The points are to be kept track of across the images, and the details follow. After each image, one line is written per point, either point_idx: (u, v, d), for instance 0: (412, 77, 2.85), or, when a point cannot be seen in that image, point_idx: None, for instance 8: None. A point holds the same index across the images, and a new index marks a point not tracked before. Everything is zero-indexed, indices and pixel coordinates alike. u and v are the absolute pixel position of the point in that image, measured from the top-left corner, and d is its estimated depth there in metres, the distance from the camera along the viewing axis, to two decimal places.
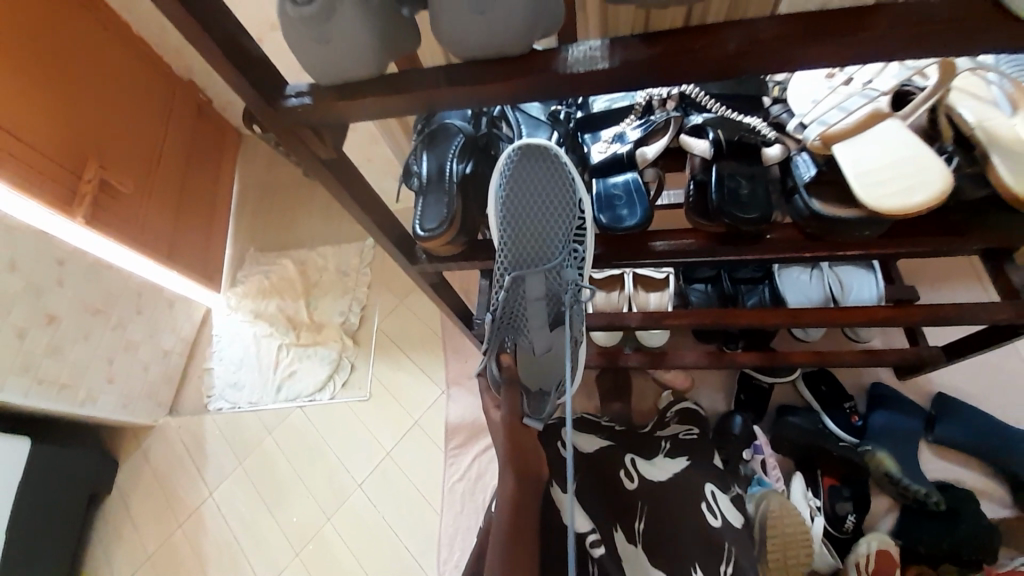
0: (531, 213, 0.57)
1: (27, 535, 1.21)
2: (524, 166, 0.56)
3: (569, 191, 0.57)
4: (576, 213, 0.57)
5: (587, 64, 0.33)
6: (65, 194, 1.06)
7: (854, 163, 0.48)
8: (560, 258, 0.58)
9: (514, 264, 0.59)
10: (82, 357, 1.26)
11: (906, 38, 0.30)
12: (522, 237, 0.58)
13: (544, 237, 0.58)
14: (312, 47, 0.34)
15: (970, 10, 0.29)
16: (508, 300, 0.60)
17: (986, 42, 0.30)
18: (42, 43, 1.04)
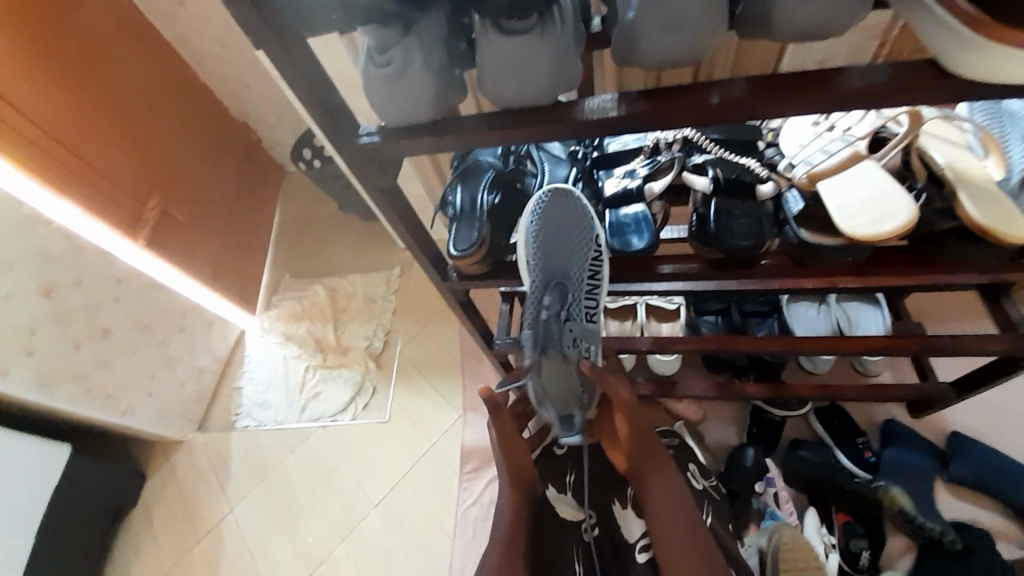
0: (556, 245, 0.64)
1: (56, 544, 1.23)
2: (549, 205, 0.64)
3: (588, 227, 0.64)
4: (593, 246, 0.65)
5: (600, 112, 0.41)
6: (132, 218, 1.20)
7: (835, 199, 0.55)
8: (580, 285, 0.66)
9: (543, 290, 0.65)
10: (128, 370, 1.32)
11: (855, 96, 0.37)
12: (549, 265, 0.64)
13: (567, 266, 0.65)
14: (386, 97, 0.44)
15: (905, 77, 0.36)
16: (537, 318, 0.64)
17: (925, 99, 0.37)
18: (122, 91, 1.21)
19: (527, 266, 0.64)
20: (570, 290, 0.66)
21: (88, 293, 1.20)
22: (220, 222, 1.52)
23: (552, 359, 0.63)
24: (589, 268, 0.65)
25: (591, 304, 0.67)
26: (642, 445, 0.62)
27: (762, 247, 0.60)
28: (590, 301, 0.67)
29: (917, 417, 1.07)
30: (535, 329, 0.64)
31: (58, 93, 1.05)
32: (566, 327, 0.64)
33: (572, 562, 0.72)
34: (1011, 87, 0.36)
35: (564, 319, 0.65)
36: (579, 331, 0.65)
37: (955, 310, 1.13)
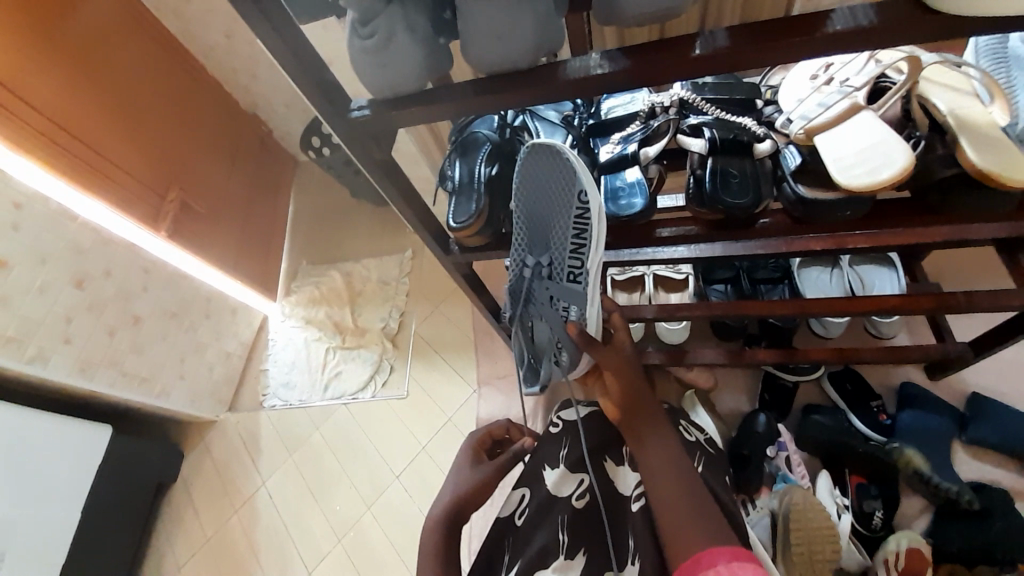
0: (539, 203, 0.64)
1: (103, 516, 1.33)
2: (527, 160, 0.62)
3: (573, 181, 0.61)
4: (578, 203, 0.61)
5: (584, 70, 0.41)
6: (152, 211, 1.26)
7: (831, 153, 0.54)
8: (563, 245, 0.64)
9: (528, 249, 0.67)
10: (160, 355, 1.40)
11: (836, 38, 0.36)
12: (533, 223, 0.66)
13: (551, 224, 0.64)
14: (373, 69, 0.45)
15: (889, 14, 0.35)
16: (519, 277, 0.68)
17: (914, 37, 0.36)
18: (138, 90, 1.26)
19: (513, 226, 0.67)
20: (554, 248, 0.65)
21: (119, 284, 1.27)
22: (238, 212, 1.58)
23: (538, 315, 0.69)
24: (572, 226, 0.62)
25: (577, 263, 0.64)
26: (632, 408, 0.66)
27: (761, 205, 0.59)
28: (576, 260, 0.63)
29: (935, 379, 1.06)
30: (520, 286, 0.69)
31: (79, 95, 1.10)
32: (545, 285, 0.66)
33: (557, 533, 0.74)
34: (999, 21, 0.35)
35: (546, 277, 0.66)
36: (559, 291, 0.65)
37: (975, 270, 1.10)
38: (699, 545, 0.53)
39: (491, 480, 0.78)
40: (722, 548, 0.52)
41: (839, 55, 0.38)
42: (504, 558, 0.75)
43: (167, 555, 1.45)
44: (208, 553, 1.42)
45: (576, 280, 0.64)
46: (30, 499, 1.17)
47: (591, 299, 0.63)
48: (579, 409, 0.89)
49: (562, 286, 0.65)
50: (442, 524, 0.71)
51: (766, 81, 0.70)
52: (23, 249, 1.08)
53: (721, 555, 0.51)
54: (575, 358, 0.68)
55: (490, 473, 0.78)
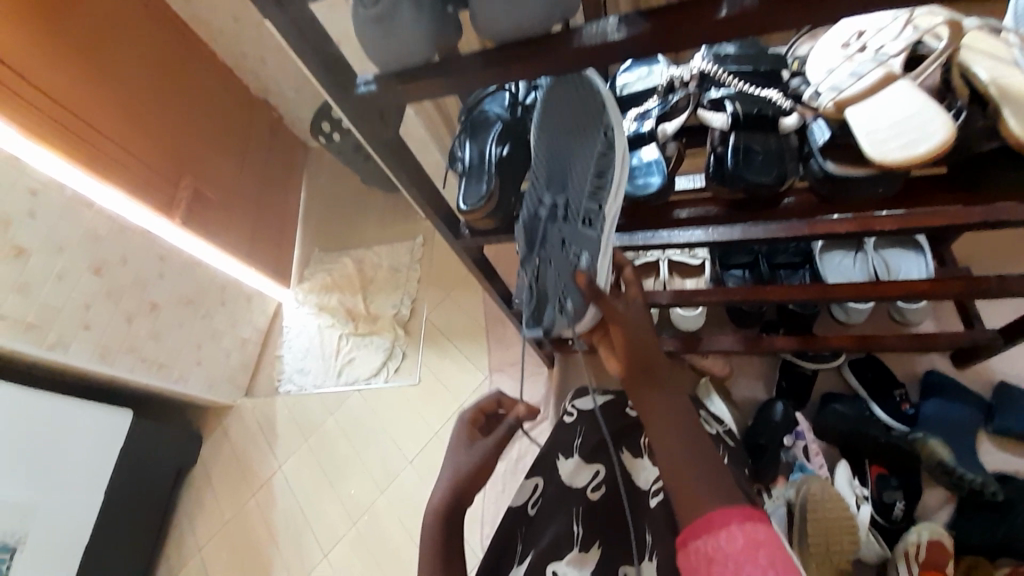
0: (563, 139, 0.60)
1: (126, 497, 1.37)
2: (554, 93, 0.59)
3: (599, 115, 0.57)
4: (602, 139, 0.57)
5: (600, 36, 0.39)
6: (166, 199, 1.27)
7: (863, 124, 0.51)
8: (581, 186, 0.59)
9: (545, 187, 0.61)
10: (177, 341, 1.42)
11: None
12: (553, 160, 0.61)
13: (572, 163, 0.60)
14: (378, 41, 0.43)
15: None
16: (531, 215, 0.62)
17: None
18: (149, 75, 1.25)
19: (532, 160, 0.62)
20: (572, 188, 0.60)
21: (135, 271, 1.28)
22: (251, 199, 1.58)
23: (546, 261, 0.62)
24: (594, 164, 0.57)
25: (595, 205, 0.58)
26: (637, 363, 0.57)
27: (786, 182, 0.57)
28: (593, 203, 0.58)
29: (961, 366, 1.02)
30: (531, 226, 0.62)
31: (91, 81, 1.10)
32: (557, 226, 0.60)
33: (571, 525, 0.74)
34: None
35: (560, 218, 0.60)
36: (571, 234, 0.59)
37: (1007, 253, 1.06)
38: (710, 506, 0.50)
39: (488, 460, 0.73)
40: (735, 508, 0.50)
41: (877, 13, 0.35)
42: (518, 547, 0.75)
43: (188, 535, 1.49)
44: (228, 534, 1.46)
45: (590, 225, 0.58)
46: (55, 479, 1.21)
47: (605, 246, 0.57)
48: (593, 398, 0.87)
49: (575, 229, 0.58)
50: (438, 519, 0.69)
51: (794, 52, 0.66)
52: (42, 236, 1.10)
53: (737, 517, 0.48)
54: (580, 310, 0.58)
55: (484, 454, 0.72)
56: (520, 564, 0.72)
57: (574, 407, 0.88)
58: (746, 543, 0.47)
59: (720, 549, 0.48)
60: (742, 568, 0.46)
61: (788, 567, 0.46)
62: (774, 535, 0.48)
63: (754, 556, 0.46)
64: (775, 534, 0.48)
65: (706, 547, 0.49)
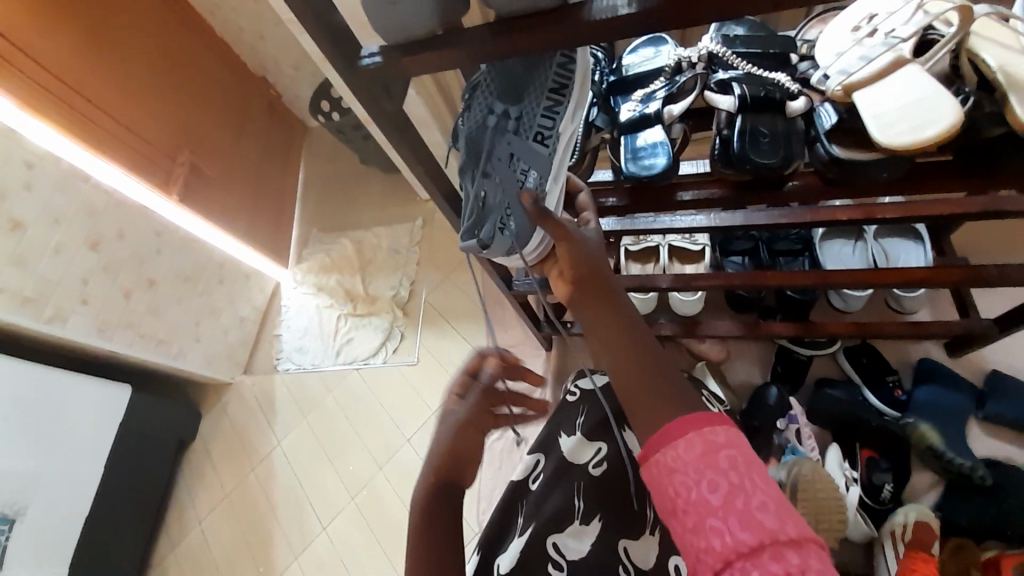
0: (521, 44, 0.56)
1: (126, 470, 1.38)
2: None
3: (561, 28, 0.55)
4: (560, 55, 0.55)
5: (611, 11, 0.39)
6: (163, 174, 1.25)
7: (870, 106, 0.50)
8: (534, 101, 0.55)
9: (496, 97, 0.57)
10: (176, 317, 1.42)
11: None
12: (507, 66, 0.56)
13: (527, 74, 0.55)
14: (385, 9, 0.42)
15: None
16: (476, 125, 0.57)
17: None
18: (145, 49, 1.22)
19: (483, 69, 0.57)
20: (526, 99, 0.55)
21: (132, 246, 1.27)
22: (248, 175, 1.56)
23: (488, 175, 0.56)
24: (551, 78, 0.55)
25: (548, 123, 0.55)
26: (585, 280, 0.51)
27: (792, 165, 0.57)
28: (546, 120, 0.55)
29: (955, 355, 1.03)
30: (475, 134, 0.57)
31: (89, 55, 1.08)
32: (506, 139, 0.56)
33: (573, 499, 0.75)
34: None
35: (510, 131, 0.56)
36: (520, 150, 0.55)
37: (1004, 244, 1.06)
38: (669, 414, 0.43)
39: (466, 429, 0.65)
40: (694, 414, 0.43)
41: None
42: (518, 520, 0.77)
43: (189, 508, 1.51)
44: (228, 507, 1.48)
45: (541, 143, 0.55)
46: (55, 452, 1.22)
47: (557, 167, 0.55)
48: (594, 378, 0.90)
49: (525, 144, 0.55)
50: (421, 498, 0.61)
51: (802, 36, 0.65)
52: (36, 209, 1.08)
53: (696, 422, 0.42)
54: (526, 229, 0.54)
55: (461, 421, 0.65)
56: (519, 535, 0.74)
57: (578, 387, 0.91)
58: (706, 449, 0.41)
59: (680, 460, 0.41)
60: (702, 477, 0.40)
61: (750, 466, 0.40)
62: (738, 436, 0.42)
63: (715, 460, 0.40)
64: (738, 432, 0.42)
65: (665, 458, 0.42)
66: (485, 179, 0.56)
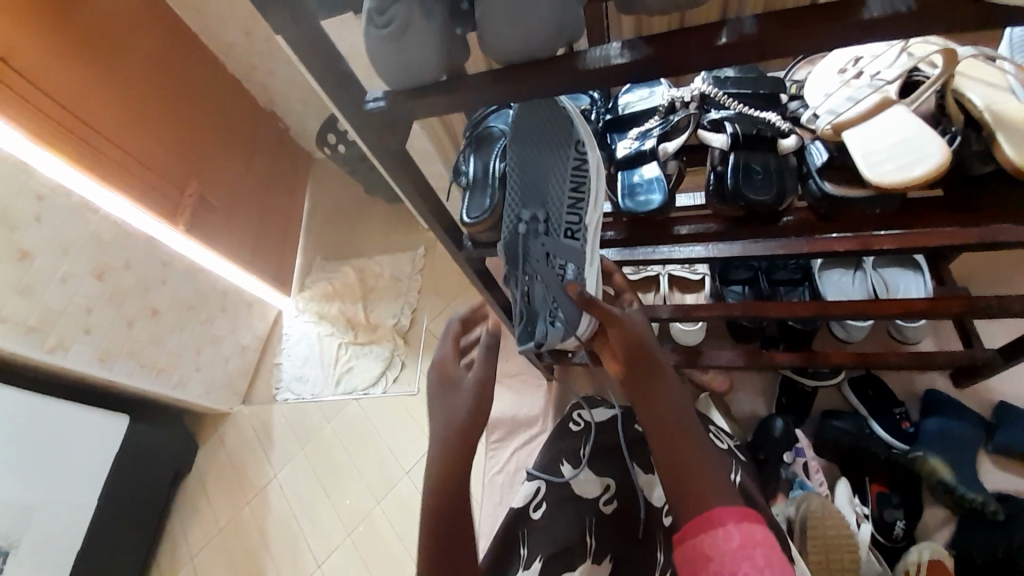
0: (536, 152, 0.60)
1: (122, 503, 1.36)
2: (533, 105, 0.60)
3: (568, 129, 0.60)
4: (575, 152, 0.60)
5: (604, 60, 0.40)
6: (171, 205, 1.28)
7: (860, 144, 0.52)
8: (558, 200, 0.60)
9: (522, 203, 0.61)
10: (176, 345, 1.43)
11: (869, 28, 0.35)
12: (527, 175, 0.61)
13: (546, 179, 0.60)
14: (387, 56, 0.44)
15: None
16: (510, 233, 0.61)
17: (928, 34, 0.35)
18: (161, 88, 1.28)
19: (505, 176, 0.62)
20: (551, 200, 0.60)
21: (138, 275, 1.29)
22: (255, 205, 1.60)
23: (530, 276, 0.62)
24: (569, 178, 0.60)
25: (575, 219, 0.60)
26: (633, 354, 0.55)
27: (784, 201, 0.58)
28: (573, 216, 0.60)
29: (962, 386, 1.02)
30: (510, 241, 0.62)
31: (104, 93, 1.12)
32: (541, 241, 0.60)
33: (584, 537, 0.73)
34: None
35: (542, 234, 0.60)
36: (555, 247, 0.60)
37: (1005, 274, 1.06)
38: (710, 501, 0.47)
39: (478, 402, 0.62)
40: (734, 506, 0.46)
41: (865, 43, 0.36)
42: (523, 552, 0.73)
43: (182, 543, 1.47)
44: (221, 542, 1.44)
45: (573, 237, 0.60)
46: (49, 483, 1.20)
47: (590, 257, 0.60)
48: (605, 412, 0.87)
49: (559, 243, 0.60)
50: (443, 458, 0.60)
51: (791, 76, 0.67)
52: (45, 239, 1.11)
53: (736, 515, 0.45)
54: (576, 320, 0.61)
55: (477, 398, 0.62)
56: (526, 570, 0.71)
57: (584, 417, 0.87)
58: (743, 542, 0.44)
59: (717, 548, 0.44)
60: (738, 567, 0.43)
61: (783, 566, 0.44)
62: (770, 536, 0.46)
63: (751, 555, 0.44)
64: (771, 535, 0.46)
65: (702, 544, 0.45)
66: (528, 281, 0.62)
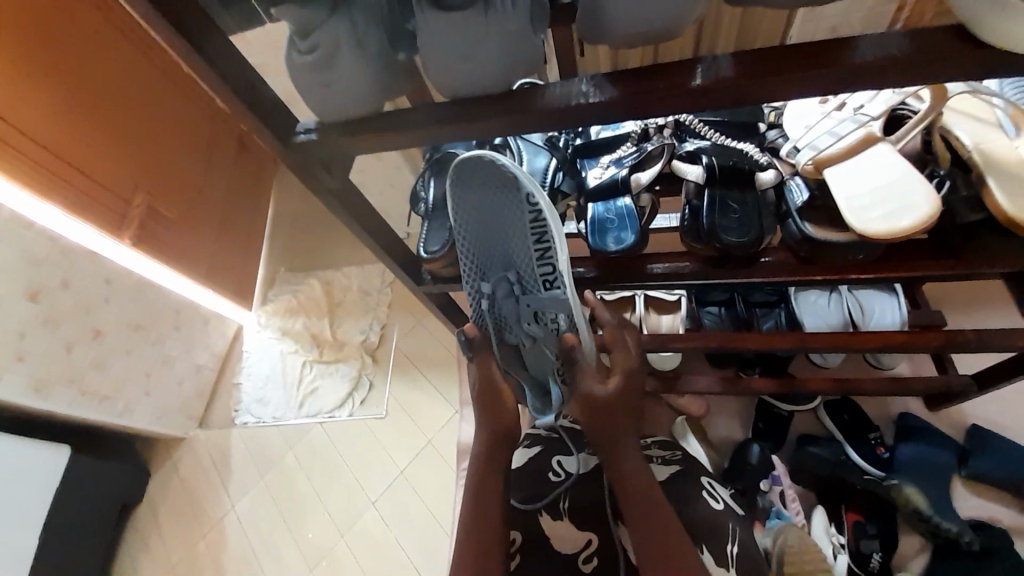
0: (485, 220, 0.59)
1: (64, 544, 1.24)
2: (461, 169, 0.55)
3: (511, 181, 0.56)
4: (525, 204, 0.57)
5: (565, 97, 0.38)
6: (116, 219, 1.08)
7: (844, 189, 0.50)
8: (522, 258, 0.59)
9: (484, 276, 0.62)
10: (124, 370, 1.31)
11: (857, 78, 0.33)
12: (482, 245, 0.61)
13: (507, 242, 0.60)
14: (319, 89, 0.42)
15: (914, 52, 0.32)
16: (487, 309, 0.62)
17: (893, 83, 0.33)
18: (111, 78, 1.06)
19: (460, 254, 0.62)
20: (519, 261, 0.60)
21: (79, 295, 1.18)
22: (215, 215, 1.40)
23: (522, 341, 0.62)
24: (529, 232, 0.58)
25: (549, 270, 0.59)
26: (597, 418, 0.55)
27: (762, 243, 0.54)
28: (545, 266, 0.59)
29: (934, 410, 1.01)
30: (491, 314, 0.63)
31: (36, 87, 0.91)
32: (522, 304, 0.60)
33: None
34: (1006, 67, 0.32)
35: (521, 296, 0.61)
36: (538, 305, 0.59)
37: (976, 295, 1.07)
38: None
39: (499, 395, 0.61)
40: None
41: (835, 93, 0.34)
42: None
43: None
44: None
45: (553, 289, 0.59)
46: None
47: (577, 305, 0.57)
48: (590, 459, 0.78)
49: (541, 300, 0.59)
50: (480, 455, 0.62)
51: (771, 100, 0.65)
52: None
53: None
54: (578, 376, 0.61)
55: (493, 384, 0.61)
56: None
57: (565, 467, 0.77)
58: None
59: None
60: None
61: None
62: None
63: None
64: None
65: None
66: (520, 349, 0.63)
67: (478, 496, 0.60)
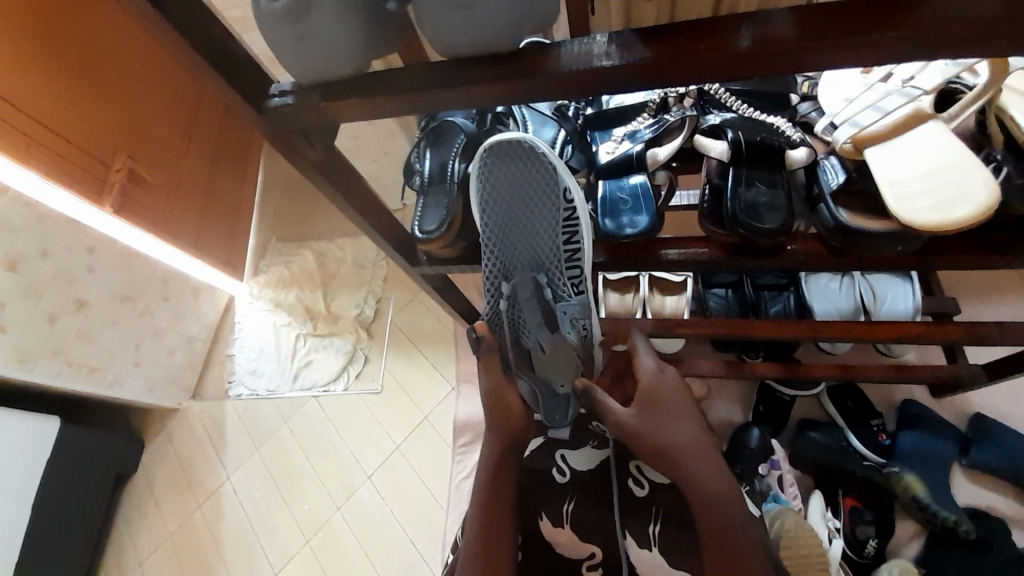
0: (515, 216, 0.57)
1: (59, 513, 1.24)
2: (497, 154, 0.54)
3: (553, 178, 0.55)
4: (562, 203, 0.56)
5: (583, 60, 0.33)
6: (94, 182, 1.00)
7: (889, 170, 0.48)
8: (552, 259, 0.60)
9: (507, 275, 0.61)
10: (112, 342, 1.27)
11: (916, 45, 0.29)
12: (508, 243, 0.59)
13: (534, 242, 0.59)
14: (293, 44, 0.37)
15: (973, 13, 0.27)
16: (506, 309, 0.63)
17: (946, 51, 0.29)
18: (82, 24, 0.95)
19: (483, 249, 0.59)
20: (546, 262, 0.60)
21: (60, 265, 1.13)
22: (204, 182, 1.30)
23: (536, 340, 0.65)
24: (561, 232, 0.58)
25: (575, 272, 0.60)
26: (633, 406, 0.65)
27: (790, 230, 0.53)
28: (573, 269, 0.60)
29: (938, 398, 1.00)
30: (508, 316, 0.64)
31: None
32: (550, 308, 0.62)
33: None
34: None
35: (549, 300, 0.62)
36: (567, 309, 0.62)
37: (994, 283, 1.03)
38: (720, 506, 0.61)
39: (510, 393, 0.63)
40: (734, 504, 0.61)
41: (879, 61, 0.30)
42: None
43: (128, 551, 1.37)
44: (170, 550, 1.35)
45: (578, 291, 0.61)
46: None
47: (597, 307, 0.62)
48: (589, 459, 0.77)
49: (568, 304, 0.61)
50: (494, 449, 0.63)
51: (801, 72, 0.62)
52: None
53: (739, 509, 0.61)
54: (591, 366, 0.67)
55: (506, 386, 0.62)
56: None
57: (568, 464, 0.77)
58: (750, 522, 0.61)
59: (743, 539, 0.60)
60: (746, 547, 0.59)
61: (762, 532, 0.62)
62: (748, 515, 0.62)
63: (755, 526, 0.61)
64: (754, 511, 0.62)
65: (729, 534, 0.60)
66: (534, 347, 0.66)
67: (493, 509, 0.61)
